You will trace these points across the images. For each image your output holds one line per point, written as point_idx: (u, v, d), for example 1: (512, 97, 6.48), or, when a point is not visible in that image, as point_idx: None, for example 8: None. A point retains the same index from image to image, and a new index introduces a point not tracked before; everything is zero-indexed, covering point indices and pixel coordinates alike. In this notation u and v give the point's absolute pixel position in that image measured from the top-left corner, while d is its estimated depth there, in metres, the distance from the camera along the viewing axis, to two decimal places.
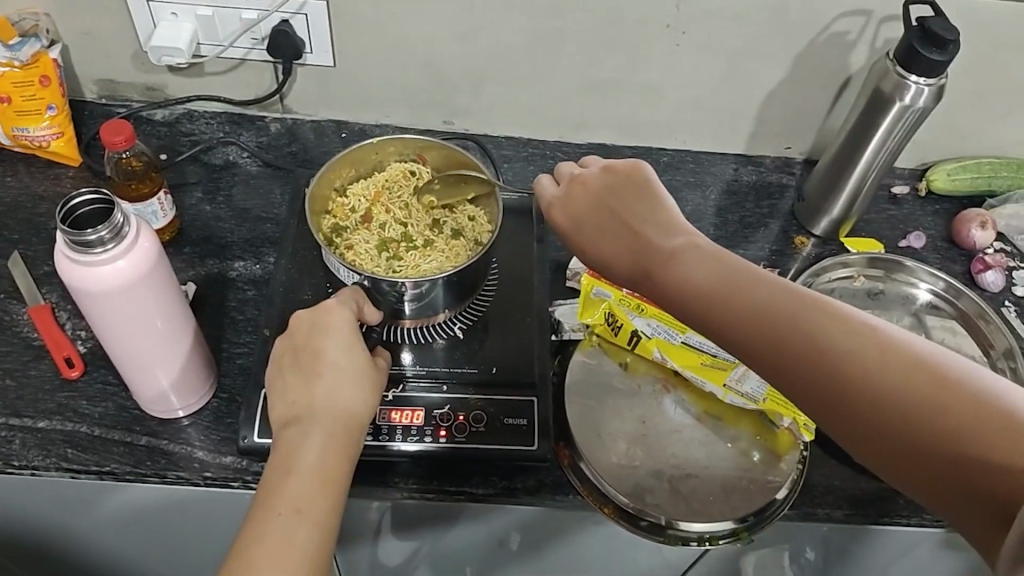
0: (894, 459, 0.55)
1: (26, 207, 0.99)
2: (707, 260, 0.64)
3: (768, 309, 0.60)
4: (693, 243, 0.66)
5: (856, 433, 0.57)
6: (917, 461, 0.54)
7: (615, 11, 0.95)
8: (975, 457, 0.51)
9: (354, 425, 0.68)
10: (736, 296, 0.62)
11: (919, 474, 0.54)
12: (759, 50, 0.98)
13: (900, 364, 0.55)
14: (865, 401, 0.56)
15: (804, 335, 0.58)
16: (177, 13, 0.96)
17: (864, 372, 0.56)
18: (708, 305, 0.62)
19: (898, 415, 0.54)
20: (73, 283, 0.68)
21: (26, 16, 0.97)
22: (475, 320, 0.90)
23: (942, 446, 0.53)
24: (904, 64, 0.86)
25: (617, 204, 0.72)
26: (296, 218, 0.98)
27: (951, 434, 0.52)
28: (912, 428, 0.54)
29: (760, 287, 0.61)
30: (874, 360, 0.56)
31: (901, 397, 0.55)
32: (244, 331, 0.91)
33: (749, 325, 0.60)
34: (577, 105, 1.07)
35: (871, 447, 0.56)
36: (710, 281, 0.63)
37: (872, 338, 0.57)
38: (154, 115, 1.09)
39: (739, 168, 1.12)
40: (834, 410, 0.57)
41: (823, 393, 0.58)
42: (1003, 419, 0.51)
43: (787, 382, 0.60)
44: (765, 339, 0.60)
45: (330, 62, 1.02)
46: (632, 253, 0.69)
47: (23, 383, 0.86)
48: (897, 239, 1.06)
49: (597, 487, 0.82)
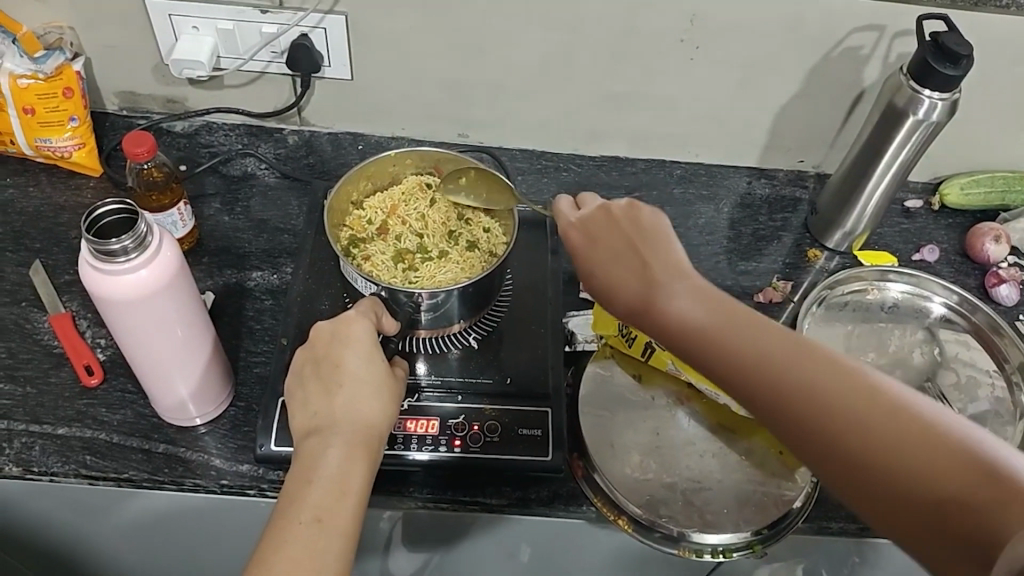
0: (877, 502, 0.55)
1: (48, 217, 1.01)
2: (705, 297, 0.64)
3: (762, 349, 0.61)
4: (691, 280, 0.66)
5: (841, 474, 0.57)
6: (900, 505, 0.54)
7: (629, 25, 0.96)
8: (958, 504, 0.52)
9: (375, 437, 0.69)
10: (732, 334, 0.62)
11: (902, 516, 0.54)
12: (773, 64, 0.99)
13: (887, 410, 0.56)
14: (853, 442, 0.56)
15: (795, 376, 0.59)
16: (198, 27, 0.97)
17: (852, 415, 0.57)
18: (704, 342, 0.62)
19: (888, 460, 0.55)
20: (96, 291, 0.69)
21: (51, 29, 0.99)
22: (489, 331, 0.91)
23: (926, 489, 0.53)
24: (917, 79, 0.86)
25: (634, 234, 0.70)
26: (314, 228, 0.99)
27: (935, 478, 0.53)
28: (897, 470, 0.54)
29: (753, 329, 0.62)
30: (862, 403, 0.57)
31: (889, 439, 0.55)
32: (262, 341, 0.92)
33: (743, 362, 0.61)
34: (592, 117, 1.07)
35: (856, 489, 0.56)
36: (707, 318, 0.63)
37: (861, 382, 0.58)
38: (174, 127, 1.10)
39: (753, 182, 1.12)
40: (821, 450, 0.58)
41: (813, 434, 0.58)
42: (987, 470, 0.52)
43: (777, 420, 0.60)
44: (759, 378, 0.60)
45: (348, 75, 1.03)
46: (633, 280, 0.67)
47: (44, 390, 0.87)
48: (910, 252, 1.06)
49: (611, 499, 0.82)
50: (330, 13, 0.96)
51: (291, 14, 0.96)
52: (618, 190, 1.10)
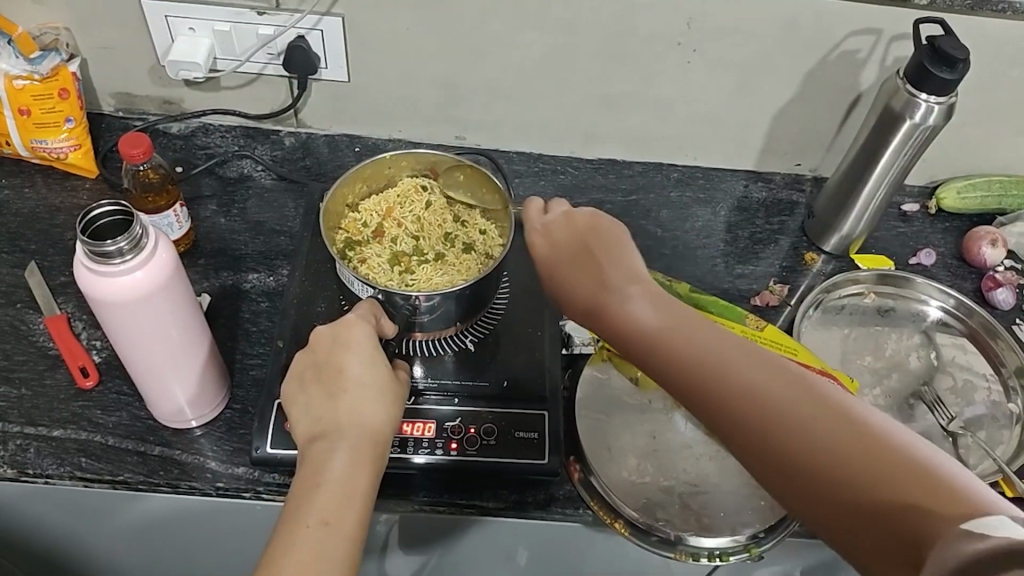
0: (823, 512, 0.54)
1: (43, 218, 1.01)
2: (659, 303, 0.64)
3: (713, 354, 0.60)
4: (649, 288, 0.66)
5: (788, 482, 0.56)
6: (843, 512, 0.53)
7: (625, 27, 0.96)
8: (903, 511, 0.51)
9: (381, 441, 0.69)
10: (685, 341, 0.61)
11: (845, 523, 0.53)
12: (770, 66, 0.99)
13: (834, 418, 0.56)
14: (799, 450, 0.56)
15: (743, 382, 0.59)
16: (195, 28, 0.97)
17: (799, 422, 0.56)
18: (654, 346, 0.62)
19: (830, 464, 0.54)
20: (92, 293, 0.69)
21: (47, 30, 0.99)
22: (486, 333, 0.91)
23: (869, 496, 0.52)
24: (914, 82, 0.86)
25: (596, 242, 0.69)
26: (310, 230, 0.99)
27: (880, 485, 0.52)
28: (843, 477, 0.54)
29: (707, 336, 0.62)
30: (811, 411, 0.56)
31: (835, 446, 0.55)
32: (258, 343, 0.92)
33: (692, 366, 0.60)
34: (589, 120, 1.07)
35: (800, 497, 0.56)
36: (662, 323, 0.63)
37: (810, 390, 0.58)
38: (170, 128, 1.10)
39: (750, 185, 1.12)
40: (769, 459, 0.57)
41: (757, 440, 0.57)
42: (933, 480, 0.51)
43: (725, 425, 0.59)
44: (706, 384, 0.59)
45: (345, 77, 1.03)
46: (593, 288, 0.67)
47: (39, 392, 0.87)
48: (907, 256, 1.06)
49: (608, 502, 0.82)
50: (327, 15, 0.96)
51: (288, 16, 0.96)
52: (615, 192, 1.10)
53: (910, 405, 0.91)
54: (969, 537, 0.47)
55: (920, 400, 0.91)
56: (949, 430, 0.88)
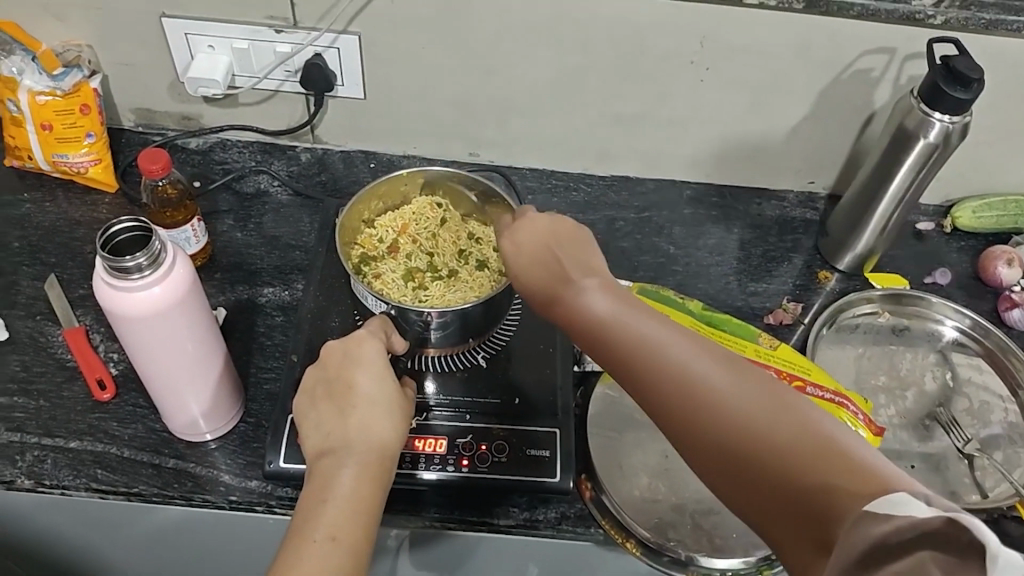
0: (748, 493, 0.54)
1: (63, 231, 1.02)
2: (611, 294, 0.66)
3: (660, 342, 0.61)
4: (604, 282, 0.67)
5: (716, 464, 0.56)
6: (766, 495, 0.53)
7: (638, 46, 0.96)
8: (818, 489, 0.50)
9: (389, 456, 0.69)
10: (629, 328, 0.63)
11: (767, 503, 0.53)
12: (783, 85, 0.99)
13: (765, 406, 0.56)
14: (728, 432, 0.56)
15: (682, 366, 0.60)
16: (214, 45, 0.99)
17: (731, 408, 0.57)
18: (601, 333, 0.64)
19: (760, 451, 0.54)
20: (110, 307, 0.70)
21: (69, 47, 1.01)
22: (498, 350, 0.91)
23: (790, 476, 0.52)
24: (928, 101, 0.86)
25: (555, 242, 0.70)
26: (325, 245, 1.00)
27: (801, 466, 0.52)
28: (767, 459, 0.54)
29: (657, 326, 0.63)
30: (744, 398, 0.57)
31: (765, 430, 0.55)
32: (272, 357, 0.93)
33: (632, 351, 0.62)
34: (602, 137, 1.08)
35: (730, 480, 0.56)
36: (607, 311, 0.64)
37: (748, 380, 0.58)
38: (188, 144, 1.11)
39: (763, 203, 1.12)
40: (699, 441, 0.57)
41: (689, 421, 0.58)
42: (851, 463, 0.51)
43: (665, 410, 0.59)
44: (644, 367, 0.61)
45: (361, 94, 1.04)
46: (548, 282, 0.68)
47: (57, 404, 0.88)
48: (922, 275, 1.06)
49: (619, 521, 0.82)
50: (344, 33, 0.97)
51: (306, 34, 0.97)
52: (628, 209, 1.10)
53: (926, 426, 0.92)
54: (874, 519, 0.46)
55: (936, 422, 0.92)
56: (965, 452, 0.89)
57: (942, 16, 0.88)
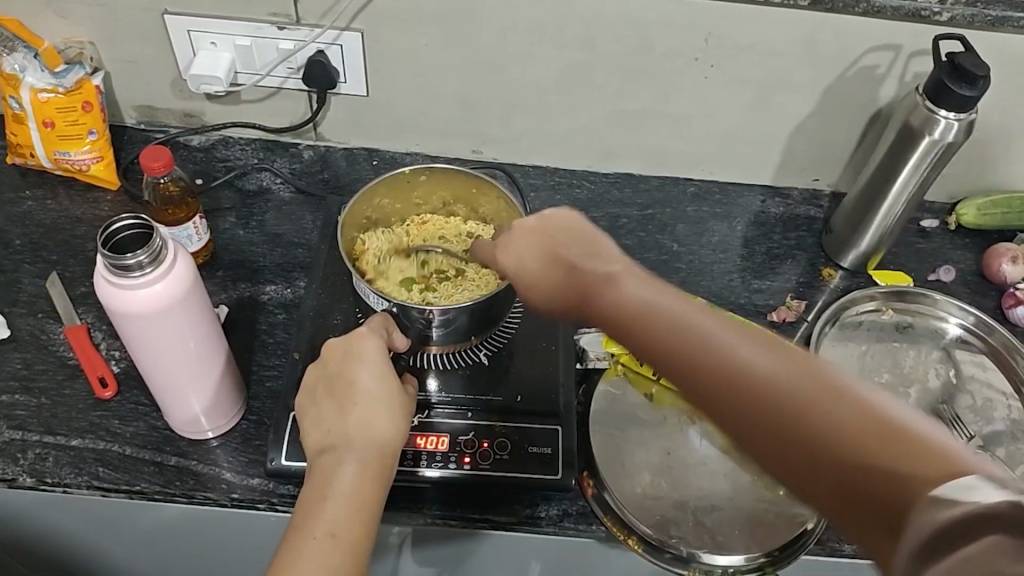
0: (807, 480, 0.51)
1: (65, 229, 1.02)
2: (640, 281, 0.63)
3: (698, 329, 0.58)
4: (630, 270, 0.65)
5: (771, 452, 0.53)
6: (826, 484, 0.50)
7: (642, 43, 0.96)
8: (885, 477, 0.47)
9: (390, 453, 0.69)
10: (666, 317, 0.60)
11: (829, 492, 0.50)
12: (787, 82, 0.98)
13: (821, 387, 0.52)
14: (782, 421, 0.52)
15: (726, 353, 0.56)
16: (217, 42, 0.99)
17: (782, 394, 0.53)
18: (636, 325, 0.61)
19: (818, 438, 0.51)
20: (111, 305, 0.70)
21: (71, 44, 1.01)
22: (500, 347, 0.91)
23: (853, 462, 0.49)
24: (933, 99, 0.86)
25: (564, 241, 0.69)
26: (327, 243, 1.00)
27: (864, 451, 0.49)
28: (827, 447, 0.50)
29: (698, 313, 0.59)
30: (797, 382, 0.53)
31: (822, 416, 0.51)
32: (274, 354, 0.93)
33: (671, 341, 0.59)
34: (605, 134, 1.07)
35: (787, 469, 0.52)
36: (641, 299, 0.62)
37: (796, 362, 0.54)
38: (191, 141, 1.11)
39: (767, 200, 1.12)
40: (751, 432, 0.54)
41: (738, 411, 0.55)
42: (917, 443, 0.48)
43: (711, 401, 0.56)
44: (687, 357, 0.57)
45: (363, 91, 1.04)
46: (566, 286, 0.68)
47: (58, 401, 0.88)
48: (926, 272, 1.05)
49: (622, 519, 0.81)
50: (347, 30, 0.97)
51: (309, 31, 0.97)
52: (631, 207, 1.10)
53: None
54: (938, 505, 0.44)
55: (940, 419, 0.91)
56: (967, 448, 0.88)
57: (948, 13, 0.88)
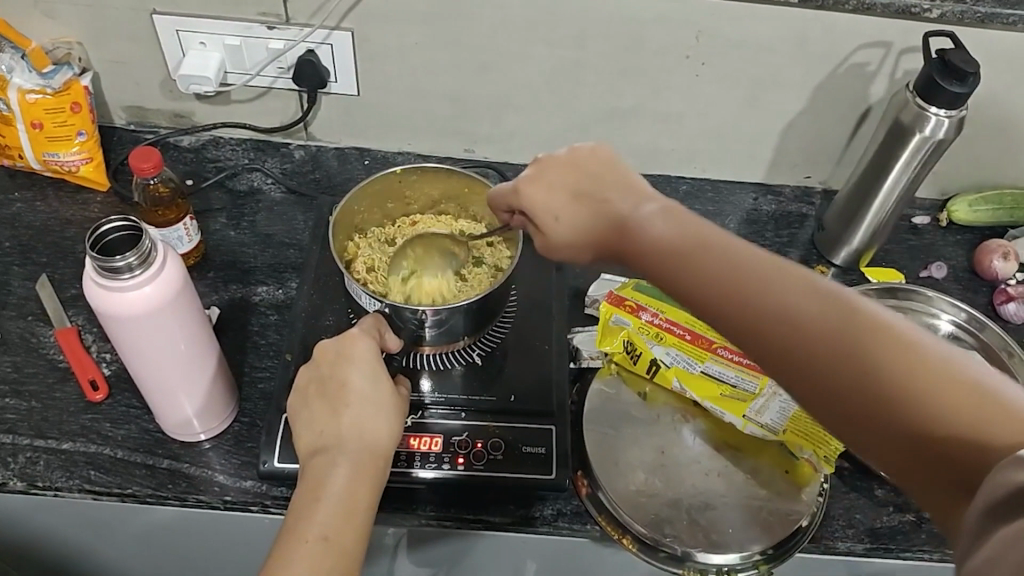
0: (861, 428, 0.53)
1: (54, 231, 1.01)
2: (681, 224, 0.62)
3: (746, 270, 0.58)
4: (666, 207, 0.64)
5: (823, 400, 0.54)
6: (884, 432, 0.52)
7: (633, 41, 0.96)
8: (947, 428, 0.51)
9: (382, 455, 0.69)
10: (710, 262, 0.59)
11: (886, 442, 0.53)
12: (779, 79, 0.98)
13: (869, 332, 0.53)
14: (834, 368, 0.54)
15: (774, 300, 0.56)
16: (206, 42, 0.98)
17: (832, 341, 0.54)
18: (681, 271, 0.60)
19: (882, 385, 0.52)
20: (101, 308, 0.70)
21: (60, 44, 1.00)
22: (493, 348, 0.90)
23: (912, 415, 0.51)
24: (924, 96, 0.86)
25: (593, 180, 0.68)
26: (319, 243, 0.99)
27: (924, 402, 0.51)
28: (884, 396, 0.52)
29: (740, 255, 0.59)
30: (846, 327, 0.54)
31: (877, 365, 0.53)
32: (267, 356, 0.92)
33: (719, 289, 0.58)
34: (597, 133, 1.07)
35: (839, 417, 0.54)
36: (687, 244, 0.60)
37: (841, 304, 0.55)
38: (181, 142, 1.11)
39: (759, 198, 1.12)
40: (805, 379, 0.55)
41: (791, 358, 0.55)
42: (971, 391, 0.51)
43: (761, 347, 0.57)
44: (736, 303, 0.57)
45: (354, 91, 1.04)
46: (603, 226, 0.66)
47: (49, 405, 0.87)
48: (918, 269, 1.06)
49: (616, 518, 0.81)
50: (337, 29, 0.97)
51: (298, 30, 0.96)
52: None
53: None
54: (1013, 467, 0.46)
55: None
56: None
57: (938, 10, 0.88)
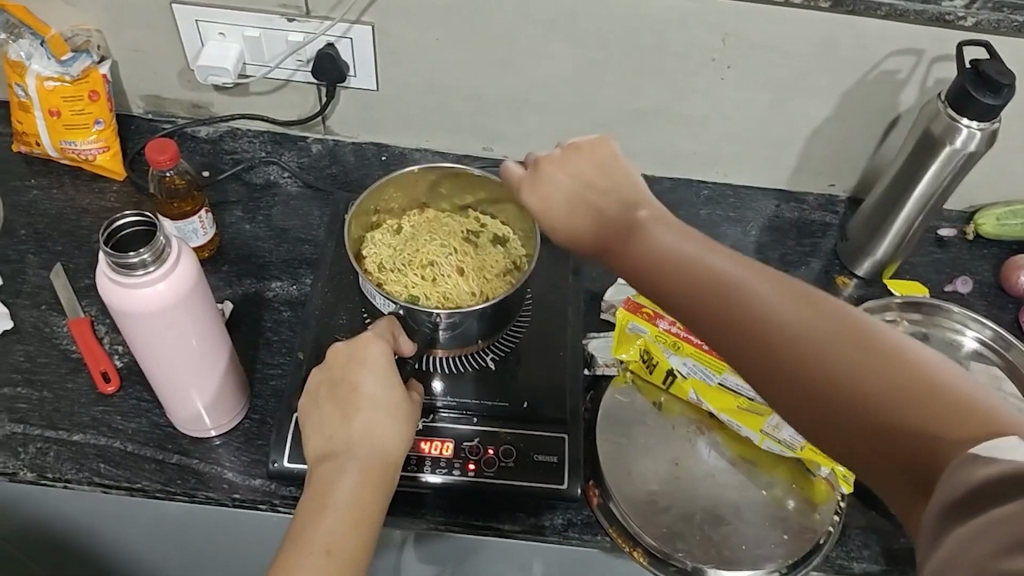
0: (834, 432, 0.52)
1: (70, 219, 1.01)
2: (670, 229, 0.62)
3: (725, 276, 0.58)
4: (658, 214, 0.64)
5: (796, 404, 0.54)
6: (854, 436, 0.51)
7: (658, 42, 0.94)
8: (915, 432, 0.49)
9: (391, 464, 0.68)
10: (691, 266, 0.59)
11: (857, 445, 0.51)
12: (806, 84, 0.96)
13: (843, 338, 0.53)
14: (807, 371, 0.53)
15: (750, 305, 0.56)
16: (225, 33, 0.97)
17: (805, 345, 0.54)
18: (661, 274, 0.60)
19: (853, 388, 0.52)
20: (113, 303, 0.69)
21: (79, 32, 0.99)
22: (507, 352, 0.89)
23: (881, 419, 0.50)
24: (956, 106, 0.84)
25: (595, 179, 0.68)
26: (334, 240, 0.98)
27: (895, 404, 0.50)
28: (855, 399, 0.51)
29: (721, 261, 0.59)
30: (820, 331, 0.54)
31: (851, 369, 0.52)
32: (279, 353, 0.91)
33: (697, 291, 0.58)
34: (619, 134, 1.05)
35: (814, 422, 0.53)
36: (670, 247, 0.61)
37: (819, 311, 0.55)
38: (198, 132, 1.10)
39: (782, 205, 1.10)
40: (778, 382, 0.55)
41: (766, 362, 0.55)
42: (945, 396, 0.49)
43: (737, 351, 0.57)
44: (713, 306, 0.57)
45: (373, 86, 1.03)
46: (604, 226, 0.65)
47: (61, 396, 0.87)
48: (943, 283, 1.04)
49: (627, 530, 0.80)
50: (357, 23, 0.95)
51: (318, 23, 0.95)
52: None
53: None
54: (976, 464, 0.45)
55: None
56: None
57: (973, 18, 0.85)
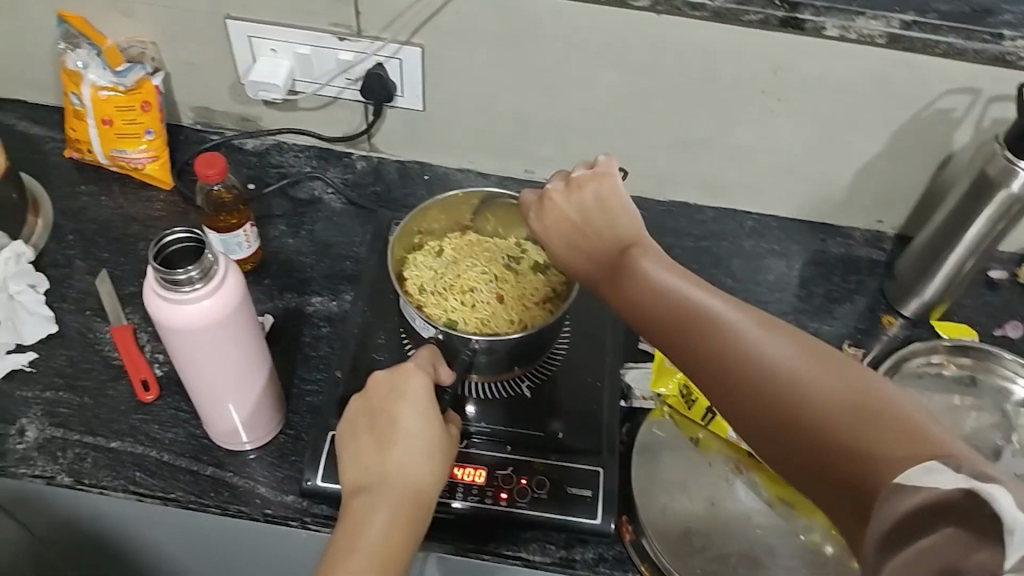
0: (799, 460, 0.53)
1: (117, 227, 1.02)
2: (666, 265, 0.65)
3: (709, 306, 0.60)
4: (656, 252, 0.67)
5: (766, 431, 0.55)
6: (817, 464, 0.52)
7: (708, 72, 0.93)
8: (870, 460, 0.49)
9: (424, 500, 0.67)
10: (678, 297, 0.62)
11: (819, 473, 0.52)
12: (857, 119, 0.95)
13: (816, 370, 0.54)
14: (777, 400, 0.54)
15: (729, 333, 0.58)
16: (277, 50, 0.98)
17: (779, 374, 0.55)
18: (650, 302, 0.63)
19: (819, 417, 0.52)
20: (159, 318, 0.69)
21: (134, 43, 1.01)
22: (543, 379, 0.89)
23: (843, 447, 0.51)
24: (1014, 148, 0.82)
25: (597, 218, 0.72)
26: (376, 258, 0.99)
27: (855, 434, 0.51)
28: (819, 428, 0.52)
29: (706, 293, 0.62)
30: (794, 364, 0.55)
31: (819, 400, 0.53)
32: (316, 369, 0.92)
33: (681, 318, 0.61)
34: (664, 162, 1.05)
35: (781, 449, 0.54)
36: (662, 279, 0.64)
37: (797, 346, 0.56)
38: (245, 145, 1.11)
39: (827, 239, 1.08)
40: (747, 408, 0.56)
41: (739, 388, 0.56)
42: (906, 430, 0.50)
43: (712, 377, 0.58)
44: (694, 332, 0.59)
45: (420, 106, 1.03)
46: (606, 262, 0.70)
47: (101, 402, 0.88)
48: (993, 327, 1.01)
49: (659, 568, 0.79)
50: (407, 44, 0.96)
51: (369, 43, 0.96)
52: (686, 237, 1.07)
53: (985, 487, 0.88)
54: (906, 492, 0.45)
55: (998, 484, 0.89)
56: None
57: None
